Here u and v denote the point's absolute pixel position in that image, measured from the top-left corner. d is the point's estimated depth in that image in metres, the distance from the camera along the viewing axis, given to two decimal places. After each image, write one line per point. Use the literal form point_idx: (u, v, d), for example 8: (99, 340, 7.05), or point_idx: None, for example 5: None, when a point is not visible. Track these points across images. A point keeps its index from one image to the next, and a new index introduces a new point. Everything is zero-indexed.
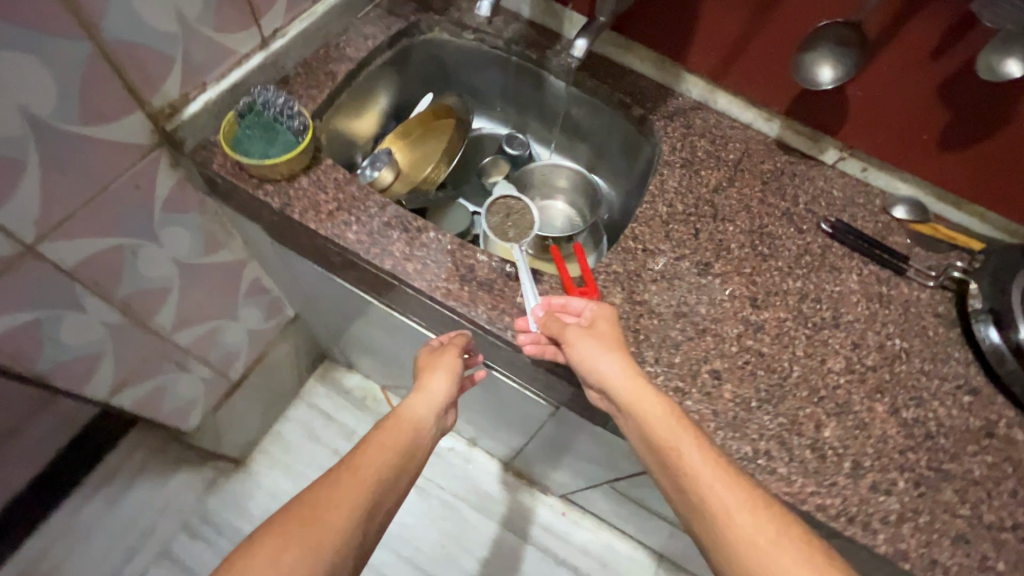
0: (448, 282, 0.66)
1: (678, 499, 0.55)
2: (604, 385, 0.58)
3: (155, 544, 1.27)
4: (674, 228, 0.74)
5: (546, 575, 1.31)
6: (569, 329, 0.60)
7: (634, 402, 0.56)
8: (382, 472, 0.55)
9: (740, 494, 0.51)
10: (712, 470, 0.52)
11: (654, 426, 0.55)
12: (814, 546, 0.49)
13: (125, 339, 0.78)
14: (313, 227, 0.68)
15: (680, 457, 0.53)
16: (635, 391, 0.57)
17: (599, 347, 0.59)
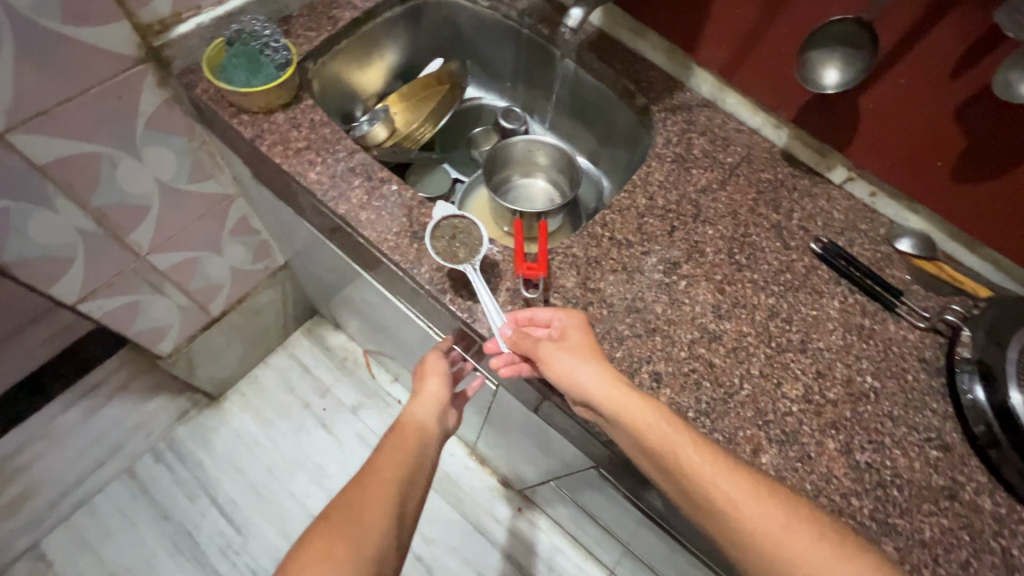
0: (398, 236, 0.65)
1: (686, 505, 0.53)
2: (591, 401, 0.55)
3: (121, 461, 1.28)
4: (648, 222, 0.70)
5: (491, 567, 1.28)
6: (545, 343, 0.57)
7: (621, 410, 0.53)
8: (399, 467, 0.61)
9: (747, 485, 0.50)
10: (710, 468, 0.51)
11: (646, 435, 0.52)
12: (825, 530, 0.48)
13: (99, 249, 0.80)
14: (278, 162, 0.68)
15: (680, 460, 0.51)
16: (620, 401, 0.54)
17: (577, 359, 0.56)
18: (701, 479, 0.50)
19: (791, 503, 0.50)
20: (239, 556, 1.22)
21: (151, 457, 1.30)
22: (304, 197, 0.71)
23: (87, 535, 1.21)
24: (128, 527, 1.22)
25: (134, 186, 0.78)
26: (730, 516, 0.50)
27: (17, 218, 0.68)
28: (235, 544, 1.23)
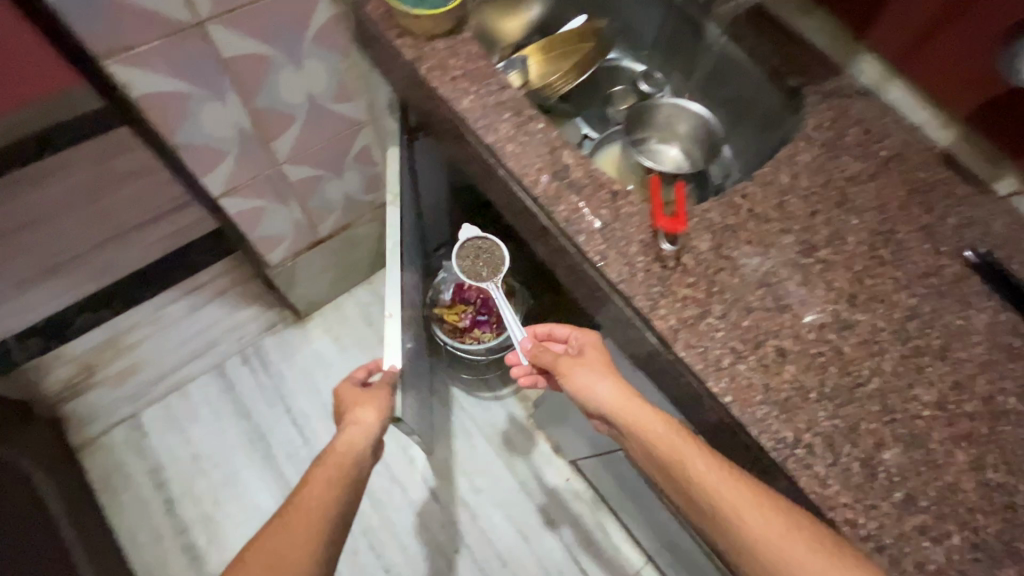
0: (540, 173, 0.66)
1: (697, 516, 0.56)
2: (605, 411, 0.63)
3: (213, 358, 1.39)
4: (790, 200, 0.68)
5: (531, 527, 1.31)
6: (564, 356, 0.70)
7: (628, 418, 0.62)
8: (332, 488, 0.64)
9: (750, 495, 0.53)
10: (713, 477, 0.54)
11: (653, 444, 0.59)
12: (830, 546, 0.49)
13: (248, 150, 0.87)
14: (434, 86, 0.70)
15: (685, 466, 0.56)
16: (626, 408, 0.62)
17: (592, 373, 0.66)
18: (704, 483, 0.54)
19: (794, 512, 0.52)
20: (304, 464, 1.30)
21: (239, 358, 1.40)
22: (450, 124, 0.73)
23: (178, 415, 1.32)
24: (212, 416, 1.33)
25: (289, 93, 0.83)
26: (733, 522, 0.52)
27: (195, 105, 0.75)
28: (303, 452, 1.31)
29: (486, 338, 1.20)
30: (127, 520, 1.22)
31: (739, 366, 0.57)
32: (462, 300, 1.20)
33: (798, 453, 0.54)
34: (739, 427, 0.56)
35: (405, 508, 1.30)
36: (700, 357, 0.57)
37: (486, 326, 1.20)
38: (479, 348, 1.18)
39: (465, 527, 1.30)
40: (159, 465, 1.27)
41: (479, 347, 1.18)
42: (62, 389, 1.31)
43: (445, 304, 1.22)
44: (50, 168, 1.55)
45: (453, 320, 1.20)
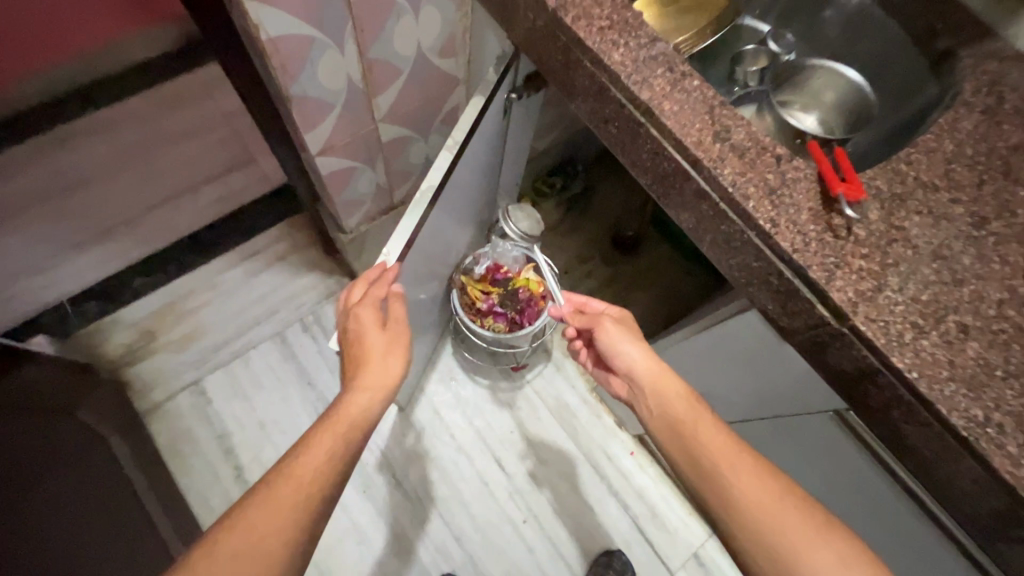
0: (701, 133, 0.62)
1: (692, 476, 0.66)
2: (633, 371, 0.76)
3: (271, 325, 1.35)
4: (956, 168, 0.64)
5: (599, 499, 1.31)
6: (603, 318, 0.82)
7: (656, 385, 0.74)
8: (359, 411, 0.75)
9: (746, 458, 0.64)
10: (705, 427, 0.68)
11: (674, 401, 0.72)
12: (810, 513, 0.59)
13: (351, 105, 0.82)
14: (581, 36, 0.66)
15: (698, 431, 0.68)
16: (655, 373, 0.75)
17: (625, 338, 0.79)
18: (707, 442, 0.66)
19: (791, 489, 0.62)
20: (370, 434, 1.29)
21: (300, 326, 1.37)
22: (590, 80, 0.68)
23: (243, 383, 1.30)
24: (277, 384, 1.30)
25: (402, 45, 0.78)
26: (727, 476, 0.63)
27: (316, 52, 0.70)
28: None
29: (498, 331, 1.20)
30: (196, 484, 1.21)
31: (921, 341, 0.55)
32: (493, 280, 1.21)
33: (988, 431, 0.52)
34: (918, 407, 0.55)
35: (472, 479, 1.30)
36: (881, 331, 0.55)
37: (502, 319, 1.20)
38: (484, 335, 1.19)
39: (532, 497, 1.30)
40: (226, 432, 1.25)
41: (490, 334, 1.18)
42: (122, 354, 1.28)
43: (475, 276, 1.21)
44: (103, 117, 1.47)
45: (473, 296, 1.20)
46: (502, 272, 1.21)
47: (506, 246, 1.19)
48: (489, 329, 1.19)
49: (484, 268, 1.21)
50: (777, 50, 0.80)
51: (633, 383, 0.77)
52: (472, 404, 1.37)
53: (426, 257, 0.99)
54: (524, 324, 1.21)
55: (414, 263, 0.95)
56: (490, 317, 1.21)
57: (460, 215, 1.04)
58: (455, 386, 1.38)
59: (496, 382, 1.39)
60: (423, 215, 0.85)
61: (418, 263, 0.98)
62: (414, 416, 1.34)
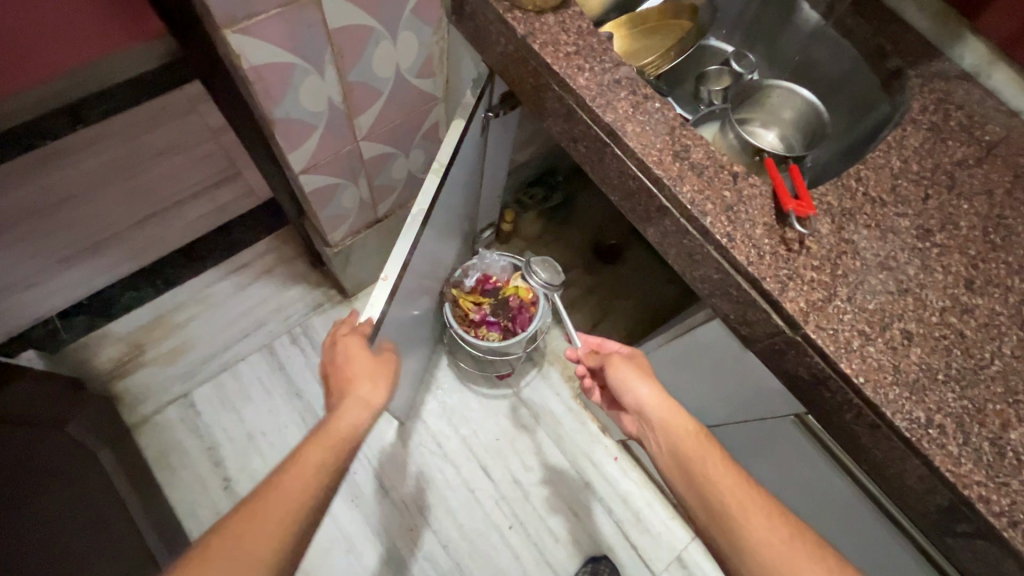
0: (662, 153, 0.66)
1: (702, 514, 0.66)
2: (642, 406, 0.76)
3: (260, 337, 1.37)
4: (902, 183, 0.68)
5: (584, 505, 1.34)
6: (614, 357, 0.84)
7: (667, 422, 0.74)
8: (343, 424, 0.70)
9: (754, 495, 0.64)
10: (715, 463, 0.68)
11: (685, 436, 0.71)
12: (824, 559, 0.59)
13: (333, 125, 0.85)
14: (549, 62, 0.70)
15: (707, 467, 0.67)
16: (666, 410, 0.75)
17: (639, 377, 0.80)
18: (718, 482, 0.66)
19: (799, 531, 0.61)
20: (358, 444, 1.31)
21: (288, 338, 1.39)
22: (559, 102, 0.72)
23: (231, 395, 1.31)
24: (265, 395, 1.32)
25: (381, 69, 0.82)
26: (738, 515, 0.63)
27: (297, 78, 0.74)
28: None
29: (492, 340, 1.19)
30: (185, 496, 1.22)
31: (868, 347, 0.58)
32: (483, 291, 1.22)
33: (930, 432, 0.55)
34: (866, 409, 0.58)
35: (459, 486, 1.32)
36: (831, 339, 0.58)
37: (495, 328, 1.20)
38: (477, 344, 1.17)
39: (518, 503, 1.32)
40: (215, 444, 1.27)
41: (484, 343, 1.16)
42: (111, 367, 1.29)
43: (465, 289, 1.23)
44: (92, 137, 1.53)
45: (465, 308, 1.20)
46: (492, 282, 1.23)
47: (494, 256, 1.24)
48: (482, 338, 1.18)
49: (473, 280, 1.24)
50: (739, 70, 0.85)
51: (644, 420, 0.77)
52: (459, 413, 1.39)
53: (416, 276, 1.01)
54: (517, 331, 1.21)
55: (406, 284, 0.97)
56: (483, 328, 1.20)
57: (446, 232, 1.07)
58: (442, 394, 1.41)
59: (482, 390, 1.42)
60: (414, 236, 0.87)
61: (413, 280, 0.99)
62: (401, 426, 1.36)
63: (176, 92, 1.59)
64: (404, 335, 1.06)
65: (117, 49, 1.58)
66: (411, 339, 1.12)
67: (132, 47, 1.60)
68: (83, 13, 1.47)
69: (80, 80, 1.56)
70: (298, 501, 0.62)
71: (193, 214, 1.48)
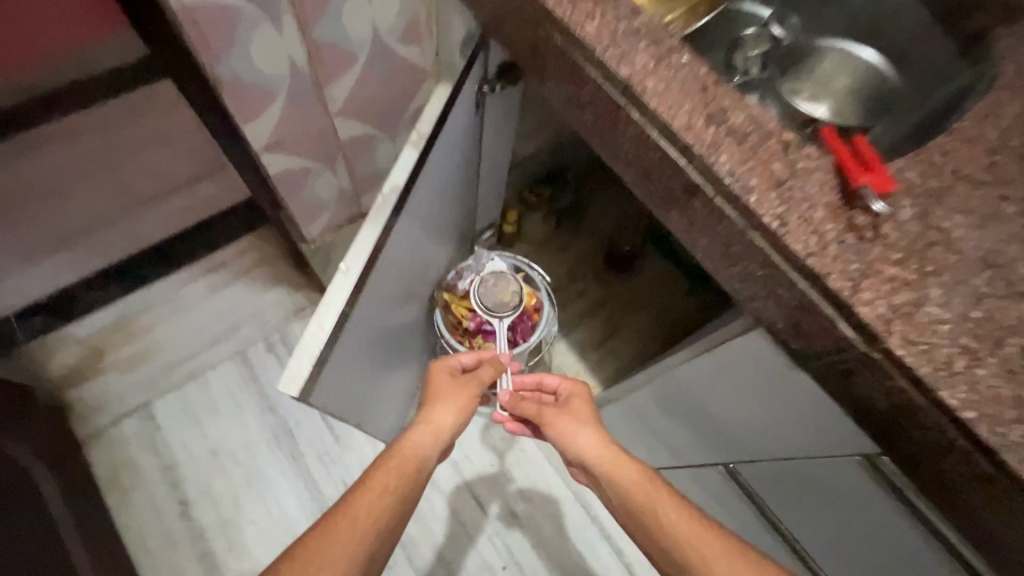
0: (691, 115, 0.51)
1: (669, 566, 0.62)
2: (582, 456, 0.71)
3: (233, 343, 1.24)
4: (1005, 159, 0.52)
5: (590, 545, 1.17)
6: (546, 410, 0.79)
7: (608, 467, 0.70)
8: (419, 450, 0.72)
9: (715, 537, 0.60)
10: (660, 498, 0.64)
11: (628, 483, 0.67)
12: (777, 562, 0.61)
13: (299, 94, 0.73)
14: (549, 6, 0.56)
15: (660, 520, 0.62)
16: (606, 455, 0.71)
17: (575, 426, 0.75)
18: (672, 529, 0.61)
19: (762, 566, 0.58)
20: (334, 466, 1.16)
21: (264, 346, 1.25)
22: (562, 58, 0.58)
23: (196, 407, 1.18)
24: (234, 409, 1.18)
25: (352, 26, 0.69)
26: (701, 551, 0.59)
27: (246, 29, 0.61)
28: (335, 453, 1.17)
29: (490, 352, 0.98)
30: (137, 521, 1.08)
31: (976, 371, 0.43)
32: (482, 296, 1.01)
33: None
34: (971, 452, 0.42)
35: (447, 519, 1.16)
36: (924, 357, 0.43)
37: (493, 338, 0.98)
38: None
39: (512, 540, 1.16)
40: (174, 462, 1.13)
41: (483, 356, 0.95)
42: (66, 373, 1.17)
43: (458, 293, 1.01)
44: None
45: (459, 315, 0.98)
46: (489, 285, 1.02)
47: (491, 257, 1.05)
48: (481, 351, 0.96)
49: (468, 284, 1.00)
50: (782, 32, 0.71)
51: (587, 472, 0.73)
52: None
53: (401, 276, 0.85)
54: (518, 342, 0.99)
55: (387, 284, 0.80)
56: (481, 338, 0.98)
57: (438, 225, 0.92)
58: None
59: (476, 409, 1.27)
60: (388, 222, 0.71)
61: (394, 283, 0.83)
62: None
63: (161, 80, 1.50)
64: (381, 347, 0.88)
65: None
66: (390, 353, 0.95)
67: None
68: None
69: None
70: (375, 519, 0.63)
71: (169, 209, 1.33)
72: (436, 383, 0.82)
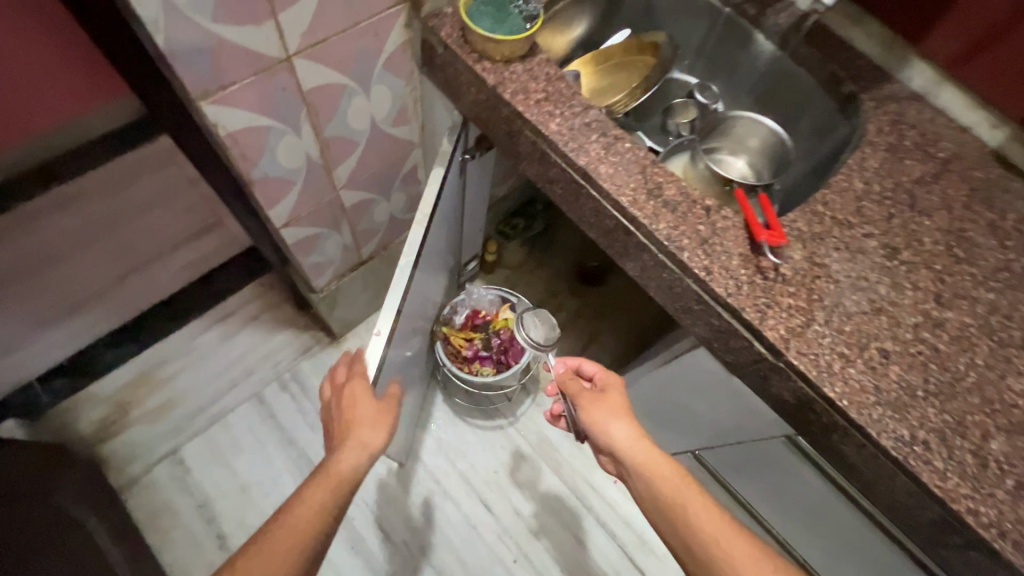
0: (635, 192, 0.67)
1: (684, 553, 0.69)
2: (615, 448, 0.77)
3: (250, 386, 1.36)
4: (866, 206, 0.71)
5: (587, 532, 1.33)
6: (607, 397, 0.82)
7: (639, 457, 0.75)
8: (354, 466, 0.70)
9: (742, 543, 0.66)
10: (742, 553, 0.65)
11: (720, 542, 0.66)
12: None
13: (312, 180, 0.86)
14: (520, 109, 0.71)
15: (684, 502, 0.70)
16: (639, 454, 0.76)
17: (618, 420, 0.79)
18: (698, 517, 0.68)
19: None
20: None
21: (278, 385, 1.37)
22: (531, 145, 0.73)
23: (222, 447, 1.29)
24: (257, 446, 1.30)
25: (357, 121, 0.83)
26: None
27: (272, 138, 0.74)
28: None
29: (485, 373, 1.19)
30: (179, 557, 1.19)
31: (849, 369, 0.60)
32: (474, 327, 1.22)
33: (915, 449, 0.57)
34: (849, 431, 0.60)
35: (460, 523, 1.31)
36: (812, 364, 0.60)
37: (488, 362, 1.20)
38: (473, 381, 1.16)
39: (519, 536, 1.31)
40: (207, 501, 1.24)
41: (478, 379, 1.17)
42: (95, 431, 1.27)
43: (455, 326, 1.22)
44: (68, 193, 1.55)
45: (458, 344, 1.19)
46: (481, 316, 1.23)
47: (480, 291, 1.25)
48: (477, 374, 1.18)
49: (463, 317, 1.23)
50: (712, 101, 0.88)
51: (618, 461, 0.79)
52: (453, 447, 1.38)
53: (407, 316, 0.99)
54: (509, 364, 1.20)
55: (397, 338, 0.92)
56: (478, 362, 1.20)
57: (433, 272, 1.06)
58: (436, 430, 1.40)
59: (476, 422, 1.41)
60: (403, 289, 0.84)
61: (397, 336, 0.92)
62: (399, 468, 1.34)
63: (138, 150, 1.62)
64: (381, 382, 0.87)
65: (86, 110, 1.59)
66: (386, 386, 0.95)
67: (100, 104, 1.60)
68: (55, 73, 1.48)
69: (51, 142, 1.57)
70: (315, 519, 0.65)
71: (185, 270, 1.46)
72: (356, 398, 0.75)
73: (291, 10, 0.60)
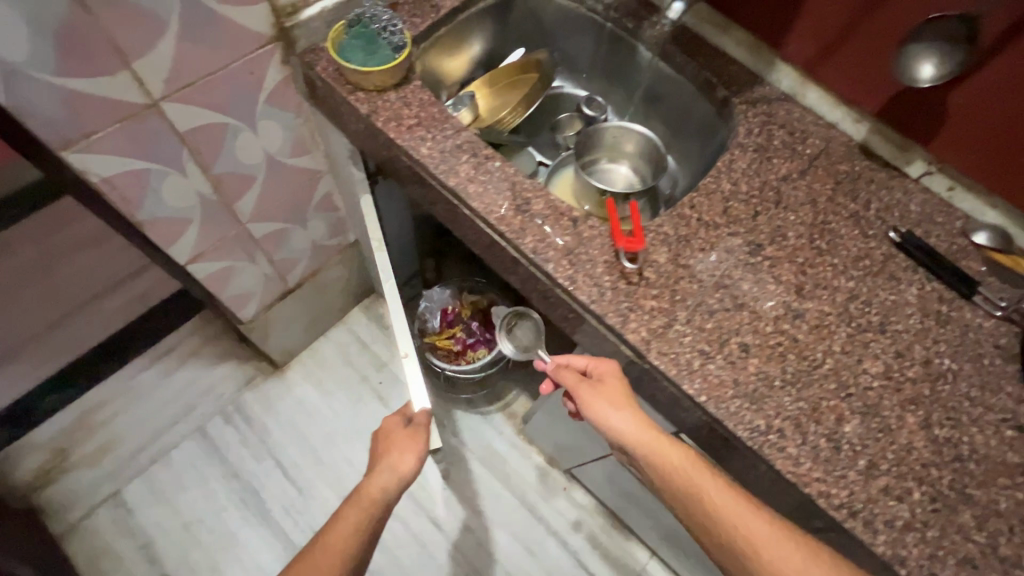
0: (504, 209, 0.70)
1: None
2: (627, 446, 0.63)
3: (192, 422, 1.36)
4: (733, 205, 0.74)
5: (538, 542, 1.33)
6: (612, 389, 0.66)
7: (667, 466, 0.61)
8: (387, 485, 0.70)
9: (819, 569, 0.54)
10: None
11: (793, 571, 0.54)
12: None
13: (210, 215, 0.88)
14: (392, 136, 0.73)
15: (738, 527, 0.56)
16: (664, 456, 0.61)
17: (624, 413, 0.64)
18: (761, 540, 0.56)
19: None
20: (302, 516, 1.29)
21: (221, 419, 1.37)
22: (409, 168, 0.76)
23: (163, 486, 1.29)
24: (199, 481, 1.30)
25: (247, 156, 0.85)
26: None
27: (155, 180, 0.76)
28: (299, 504, 1.30)
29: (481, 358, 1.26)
30: None
31: (708, 365, 0.63)
32: (449, 326, 1.27)
33: (770, 437, 0.60)
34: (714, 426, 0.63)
35: (410, 543, 1.31)
36: (672, 363, 0.62)
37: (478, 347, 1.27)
38: (473, 370, 1.24)
39: (470, 551, 1.31)
40: (150, 541, 1.23)
41: (475, 367, 1.24)
42: (33, 479, 1.26)
43: (434, 331, 1.28)
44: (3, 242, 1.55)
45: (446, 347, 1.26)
46: (450, 312, 1.28)
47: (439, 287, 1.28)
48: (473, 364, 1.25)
49: (437, 320, 1.28)
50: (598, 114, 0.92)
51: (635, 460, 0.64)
52: None
53: None
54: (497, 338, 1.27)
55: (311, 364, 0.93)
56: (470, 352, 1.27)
57: None
58: None
59: None
60: None
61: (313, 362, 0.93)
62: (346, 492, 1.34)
63: (56, 200, 1.61)
64: None
65: None
66: None
67: None
68: None
69: None
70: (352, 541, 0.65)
71: (123, 310, 1.46)
72: (389, 430, 0.77)
73: (146, 58, 0.62)
